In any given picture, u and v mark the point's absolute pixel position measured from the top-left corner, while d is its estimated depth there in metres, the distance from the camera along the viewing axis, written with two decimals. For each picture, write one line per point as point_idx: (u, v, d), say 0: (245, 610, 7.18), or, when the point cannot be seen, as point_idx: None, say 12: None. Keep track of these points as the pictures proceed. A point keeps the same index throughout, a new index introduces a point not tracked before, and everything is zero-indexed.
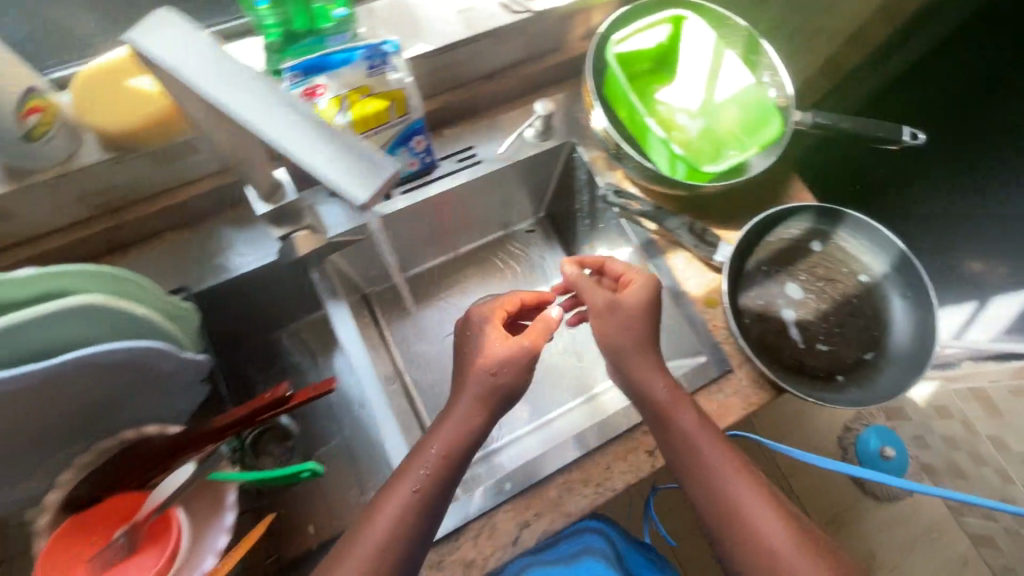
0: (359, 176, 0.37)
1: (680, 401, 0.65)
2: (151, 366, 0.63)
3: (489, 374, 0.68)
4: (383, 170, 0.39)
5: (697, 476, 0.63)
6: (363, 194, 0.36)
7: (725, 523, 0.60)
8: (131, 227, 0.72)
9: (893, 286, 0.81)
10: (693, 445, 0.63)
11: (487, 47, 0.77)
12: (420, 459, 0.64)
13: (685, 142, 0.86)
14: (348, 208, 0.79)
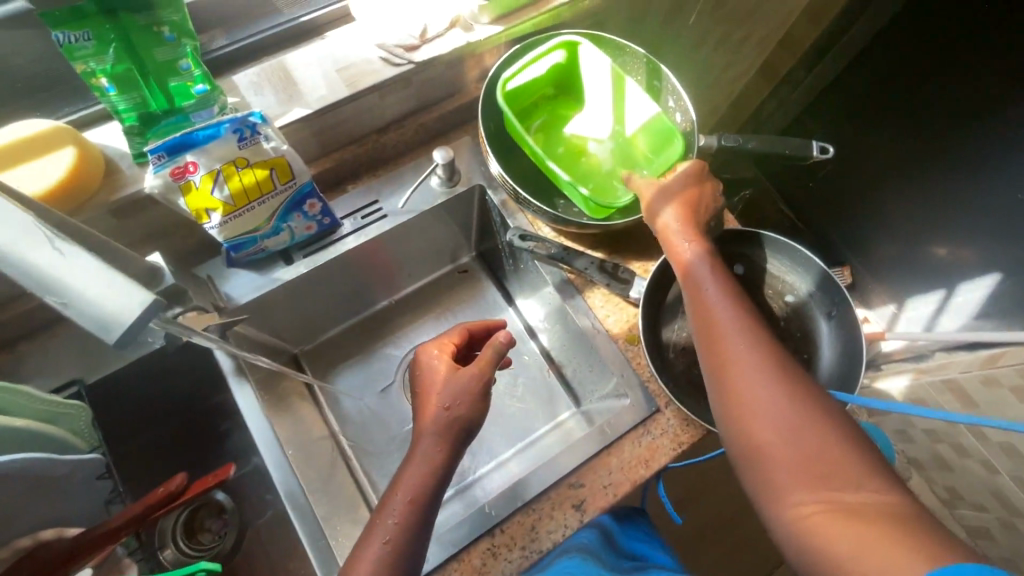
0: (111, 310, 0.40)
1: (712, 270, 0.63)
2: (33, 478, 0.59)
3: (444, 410, 0.61)
4: (137, 299, 0.41)
5: (706, 333, 0.59)
6: (118, 327, 0.40)
7: (721, 374, 0.56)
8: (18, 324, 0.69)
9: (818, 306, 0.77)
10: (708, 314, 0.60)
11: (374, 101, 0.75)
12: (387, 513, 0.57)
13: (595, 171, 0.85)
14: (250, 277, 0.78)
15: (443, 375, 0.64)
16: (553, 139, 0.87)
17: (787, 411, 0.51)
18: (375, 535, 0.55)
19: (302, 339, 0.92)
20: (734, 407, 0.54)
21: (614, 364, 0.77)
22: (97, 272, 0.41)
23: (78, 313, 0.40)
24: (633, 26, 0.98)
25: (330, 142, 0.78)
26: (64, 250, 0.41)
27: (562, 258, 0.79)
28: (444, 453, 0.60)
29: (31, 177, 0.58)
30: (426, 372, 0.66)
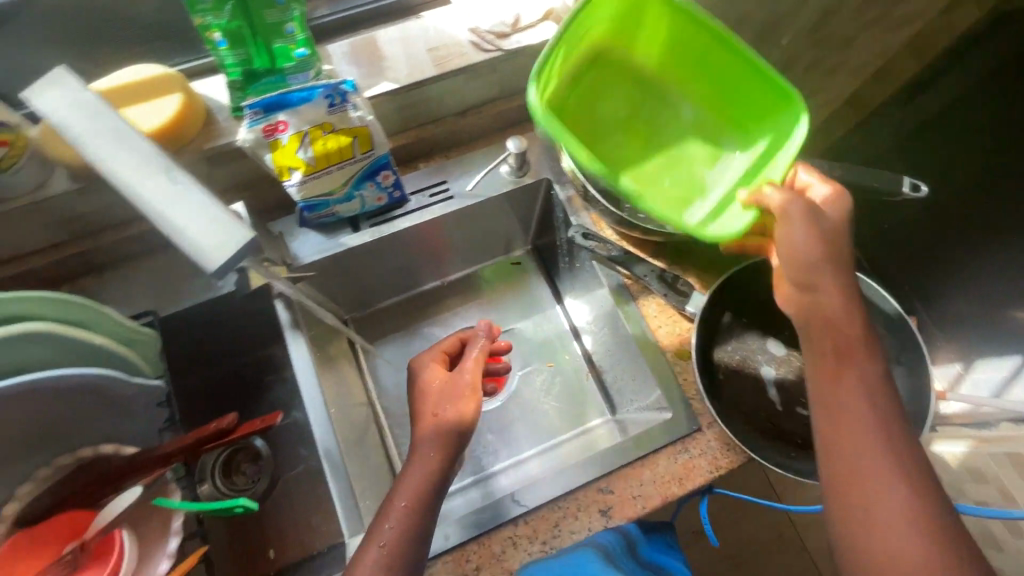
0: (216, 242, 0.42)
1: (850, 325, 0.59)
2: (107, 390, 0.64)
3: (434, 415, 0.64)
4: (240, 231, 0.42)
5: (833, 384, 0.58)
6: (218, 256, 0.41)
7: (842, 431, 0.56)
8: (106, 251, 0.75)
9: (887, 351, 0.73)
10: (839, 366, 0.58)
11: (457, 84, 0.77)
12: (388, 515, 0.58)
13: (664, 156, 0.73)
14: (317, 239, 0.81)
15: (433, 388, 0.67)
16: (610, 121, 0.75)
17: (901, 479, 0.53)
18: (380, 538, 0.57)
19: (356, 306, 0.94)
20: (850, 468, 0.54)
21: (661, 376, 0.75)
22: (201, 202, 0.43)
23: (182, 238, 0.41)
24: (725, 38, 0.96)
25: (409, 119, 0.80)
26: (176, 180, 0.43)
27: (623, 261, 0.78)
28: (440, 459, 0.61)
29: (141, 120, 0.62)
30: (423, 380, 0.68)
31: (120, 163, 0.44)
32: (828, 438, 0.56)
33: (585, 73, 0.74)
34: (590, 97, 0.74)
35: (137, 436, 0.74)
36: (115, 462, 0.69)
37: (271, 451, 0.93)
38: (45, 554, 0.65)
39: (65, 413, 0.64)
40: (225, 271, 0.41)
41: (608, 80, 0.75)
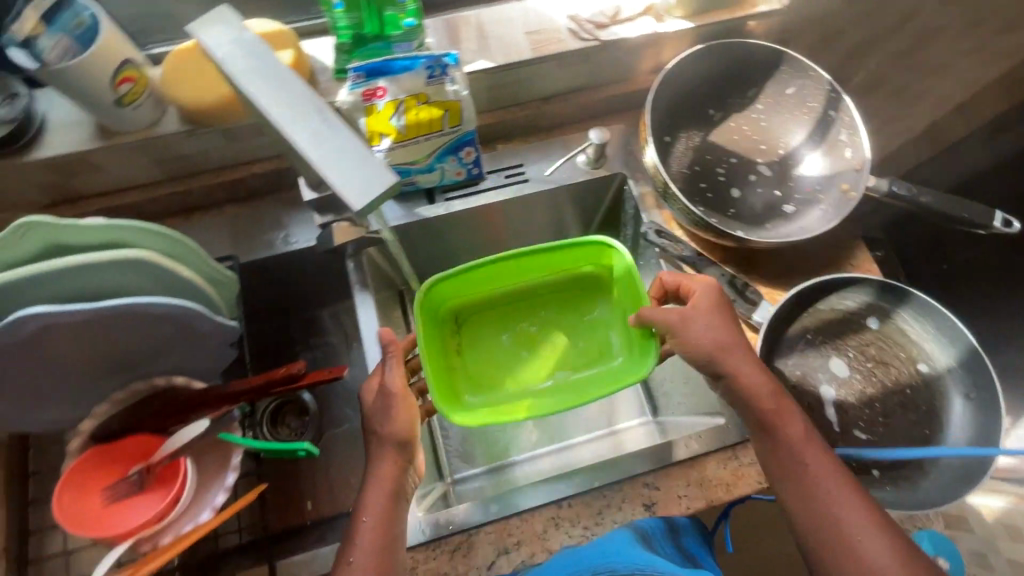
0: (364, 182, 0.39)
1: (795, 426, 0.61)
2: (189, 322, 0.66)
3: (376, 428, 0.61)
4: (383, 181, 0.38)
5: (784, 463, 0.60)
6: (364, 196, 0.38)
7: (810, 502, 0.58)
8: (197, 194, 0.79)
9: (955, 384, 0.72)
10: (790, 443, 0.60)
11: (550, 69, 0.78)
12: (361, 530, 0.57)
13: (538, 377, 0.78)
14: (392, 207, 0.83)
15: (374, 407, 0.62)
16: (495, 366, 0.79)
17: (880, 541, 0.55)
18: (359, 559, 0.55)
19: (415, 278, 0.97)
20: (828, 536, 0.56)
21: None
22: (349, 143, 0.41)
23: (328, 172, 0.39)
24: (815, 54, 0.96)
25: (497, 99, 0.82)
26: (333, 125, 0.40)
27: (693, 261, 0.78)
28: (395, 471, 0.59)
29: None
30: (360, 399, 0.63)
31: (269, 98, 0.42)
32: (795, 510, 0.58)
33: (460, 321, 0.80)
34: (511, 280, 0.79)
35: (206, 372, 0.78)
36: (184, 394, 0.72)
37: (319, 408, 0.95)
38: (114, 472, 0.69)
39: (148, 340, 0.66)
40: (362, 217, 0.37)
41: (508, 297, 0.82)
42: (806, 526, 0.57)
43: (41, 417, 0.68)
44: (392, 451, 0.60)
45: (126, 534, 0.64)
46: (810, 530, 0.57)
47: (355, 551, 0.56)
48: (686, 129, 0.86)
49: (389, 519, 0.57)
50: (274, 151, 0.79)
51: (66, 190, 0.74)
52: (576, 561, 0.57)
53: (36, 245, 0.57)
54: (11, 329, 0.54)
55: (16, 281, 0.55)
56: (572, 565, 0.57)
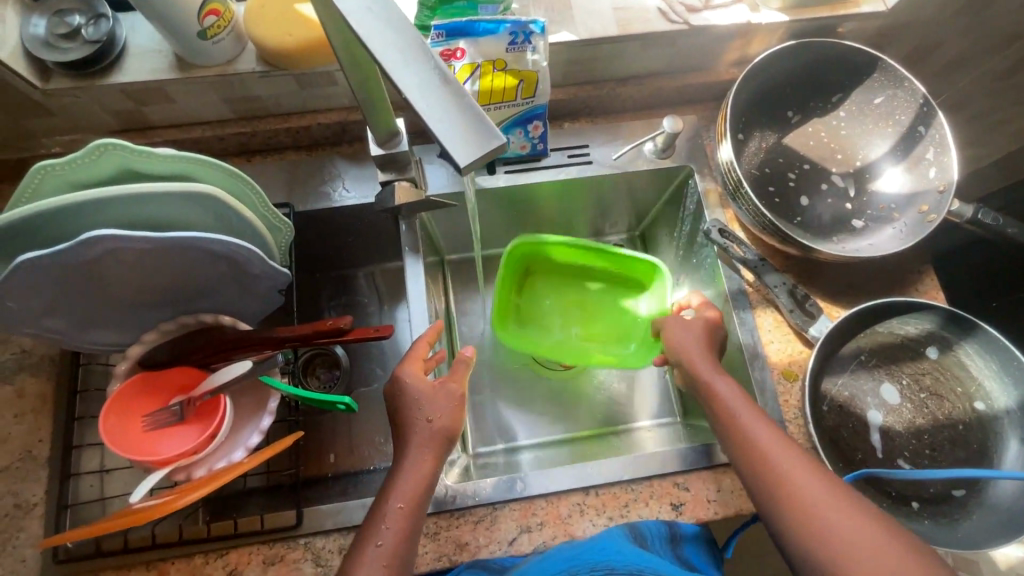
0: (471, 139, 0.36)
1: (747, 403, 0.63)
2: (245, 264, 0.66)
3: (427, 422, 0.62)
4: (489, 136, 0.36)
5: (736, 439, 0.60)
6: (471, 156, 0.35)
7: (767, 476, 0.56)
8: (261, 137, 0.79)
9: (1013, 427, 0.68)
10: (738, 421, 0.61)
11: (631, 50, 0.76)
12: (386, 516, 0.56)
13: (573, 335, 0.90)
14: (450, 174, 0.82)
15: (428, 402, 0.63)
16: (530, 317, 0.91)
17: (839, 502, 0.52)
18: (376, 545, 0.54)
19: (460, 247, 0.96)
20: (787, 506, 0.54)
21: (763, 390, 0.73)
22: (460, 98, 0.37)
23: (437, 127, 0.36)
24: (906, 65, 0.91)
25: (571, 74, 0.79)
26: (442, 69, 0.38)
27: (754, 265, 0.75)
28: (426, 466, 0.59)
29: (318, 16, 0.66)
30: (410, 390, 0.64)
31: (375, 35, 0.38)
32: (756, 486, 0.57)
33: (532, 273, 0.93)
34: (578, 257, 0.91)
35: (251, 314, 0.78)
36: (229, 333, 0.72)
37: (349, 363, 0.96)
38: (155, 401, 0.70)
39: (205, 274, 0.67)
40: (466, 172, 0.35)
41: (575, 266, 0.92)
42: (769, 500, 0.56)
43: (94, 337, 0.70)
44: (428, 445, 0.60)
45: (166, 462, 0.66)
46: (772, 503, 0.55)
47: (375, 536, 0.55)
48: (761, 130, 0.82)
49: (415, 512, 0.57)
50: (341, 103, 0.78)
51: (137, 117, 0.75)
52: (570, 557, 0.55)
53: (108, 168, 0.57)
54: (74, 252, 0.53)
55: (86, 202, 0.54)
56: (569, 562, 0.54)
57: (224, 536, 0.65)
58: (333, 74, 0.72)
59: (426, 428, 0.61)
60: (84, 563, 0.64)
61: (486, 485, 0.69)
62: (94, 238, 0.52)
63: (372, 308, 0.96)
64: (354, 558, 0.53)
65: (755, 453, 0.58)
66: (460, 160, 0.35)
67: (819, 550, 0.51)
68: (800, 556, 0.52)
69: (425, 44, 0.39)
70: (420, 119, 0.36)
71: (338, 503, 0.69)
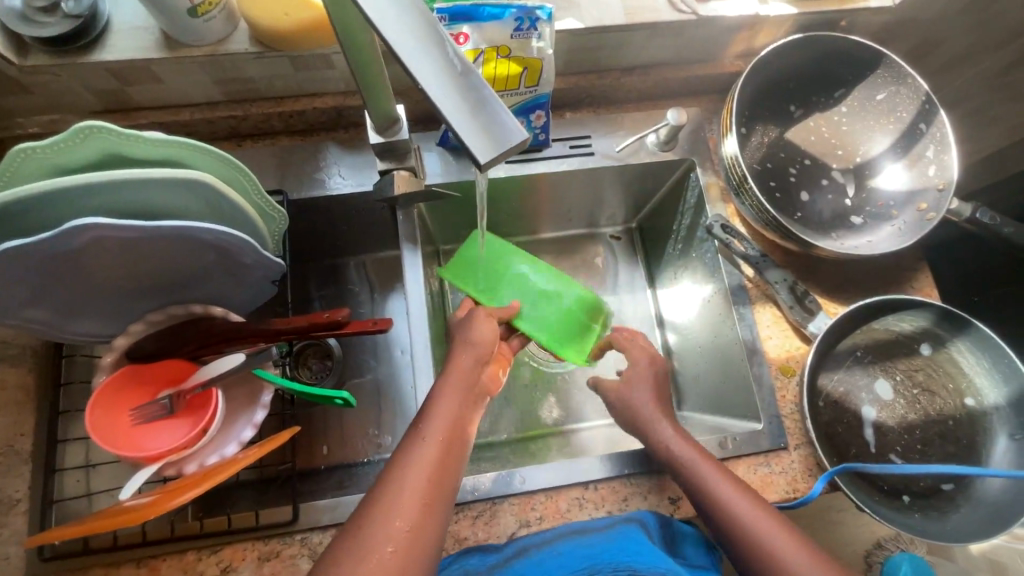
0: (492, 133, 0.35)
1: (704, 456, 0.62)
2: (238, 254, 0.64)
3: (477, 350, 0.65)
4: (510, 130, 0.35)
5: (704, 503, 0.59)
6: (490, 152, 0.34)
7: (739, 535, 0.55)
8: (254, 121, 0.76)
9: (1001, 423, 0.70)
10: (698, 476, 0.60)
11: (638, 39, 0.74)
12: (424, 441, 0.54)
13: None
14: (448, 162, 0.80)
15: (484, 344, 0.66)
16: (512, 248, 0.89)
17: (802, 548, 0.52)
18: (419, 468, 0.51)
19: (456, 237, 0.95)
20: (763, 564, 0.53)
21: (760, 386, 0.73)
22: (477, 89, 0.36)
23: (453, 120, 0.35)
24: (907, 61, 0.91)
25: (575, 63, 0.78)
26: (461, 59, 0.36)
27: (755, 261, 0.75)
28: (459, 399, 0.59)
29: None
30: (473, 332, 0.68)
31: (388, 18, 0.36)
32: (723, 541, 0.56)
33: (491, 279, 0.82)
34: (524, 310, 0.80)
35: (243, 305, 0.76)
36: (221, 325, 0.70)
37: (343, 354, 0.94)
38: (144, 393, 0.68)
39: (196, 264, 0.64)
40: (488, 167, 0.34)
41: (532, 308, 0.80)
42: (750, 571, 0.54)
43: (77, 328, 0.67)
44: (465, 379, 0.61)
45: (155, 457, 0.64)
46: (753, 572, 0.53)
47: (412, 461, 0.52)
48: (763, 124, 0.82)
49: (454, 444, 0.55)
50: (338, 87, 0.76)
51: (121, 97, 0.71)
52: (587, 556, 0.55)
53: (93, 151, 0.54)
54: (59, 241, 0.50)
55: (71, 188, 0.51)
56: (585, 559, 0.55)
57: (217, 532, 0.64)
58: (330, 57, 0.69)
59: (469, 361, 0.64)
60: (70, 559, 0.62)
61: (486, 480, 0.69)
62: (82, 226, 0.50)
63: (366, 299, 0.94)
64: (397, 481, 0.50)
65: (719, 512, 0.57)
66: (479, 157, 0.34)
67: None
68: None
69: (442, 30, 0.37)
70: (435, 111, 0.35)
71: (335, 498, 0.68)
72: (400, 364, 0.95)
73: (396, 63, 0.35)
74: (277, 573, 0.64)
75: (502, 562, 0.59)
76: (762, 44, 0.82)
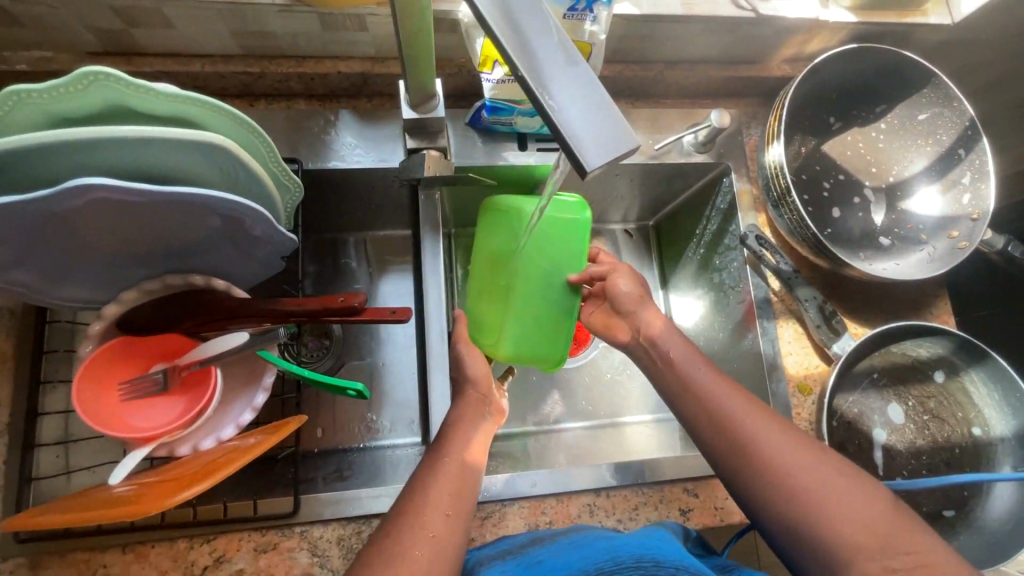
0: (601, 133, 0.32)
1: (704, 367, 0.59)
2: (251, 228, 0.58)
3: None
4: (620, 135, 0.32)
5: (712, 422, 0.55)
6: (596, 155, 0.31)
7: (743, 454, 0.52)
8: (271, 81, 0.71)
9: (1006, 455, 0.71)
10: (703, 392, 0.57)
11: (690, 32, 0.71)
12: (438, 470, 0.54)
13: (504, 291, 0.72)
14: (477, 142, 0.75)
15: None
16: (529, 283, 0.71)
17: (811, 461, 0.50)
18: (437, 499, 0.51)
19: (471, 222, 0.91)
20: (767, 484, 0.50)
21: (778, 401, 0.72)
22: (586, 81, 0.33)
23: (557, 112, 0.31)
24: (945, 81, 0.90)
25: (620, 51, 0.74)
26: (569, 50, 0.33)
27: (786, 276, 0.75)
28: None
29: None
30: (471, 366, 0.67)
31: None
32: (725, 461, 0.53)
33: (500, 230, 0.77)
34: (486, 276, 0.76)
35: (246, 278, 0.71)
36: (224, 301, 0.65)
37: (342, 334, 0.90)
38: (135, 368, 0.64)
39: (203, 234, 0.58)
40: (593, 174, 0.31)
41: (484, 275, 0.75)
42: (757, 493, 0.51)
43: (64, 293, 0.61)
44: (472, 406, 0.61)
45: (149, 438, 0.60)
46: (747, 478, 0.51)
47: (428, 489, 0.52)
48: (802, 134, 0.80)
49: (467, 480, 0.54)
50: (369, 52, 0.71)
51: (124, 39, 0.65)
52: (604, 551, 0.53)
53: (95, 101, 0.47)
54: (56, 199, 0.45)
55: (72, 142, 0.45)
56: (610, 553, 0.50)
57: (212, 521, 0.60)
58: (364, 18, 0.64)
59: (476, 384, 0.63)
60: (49, 542, 0.58)
61: (496, 480, 0.67)
62: (84, 185, 0.44)
63: (371, 278, 0.90)
64: None
65: (722, 428, 0.54)
66: (584, 162, 0.31)
67: (802, 523, 0.48)
68: (782, 533, 0.50)
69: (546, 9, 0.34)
70: (534, 102, 0.31)
71: (338, 491, 0.65)
72: (402, 349, 0.91)
73: (491, 41, 0.32)
74: (274, 565, 0.61)
75: (517, 551, 0.56)
76: (814, 51, 0.80)
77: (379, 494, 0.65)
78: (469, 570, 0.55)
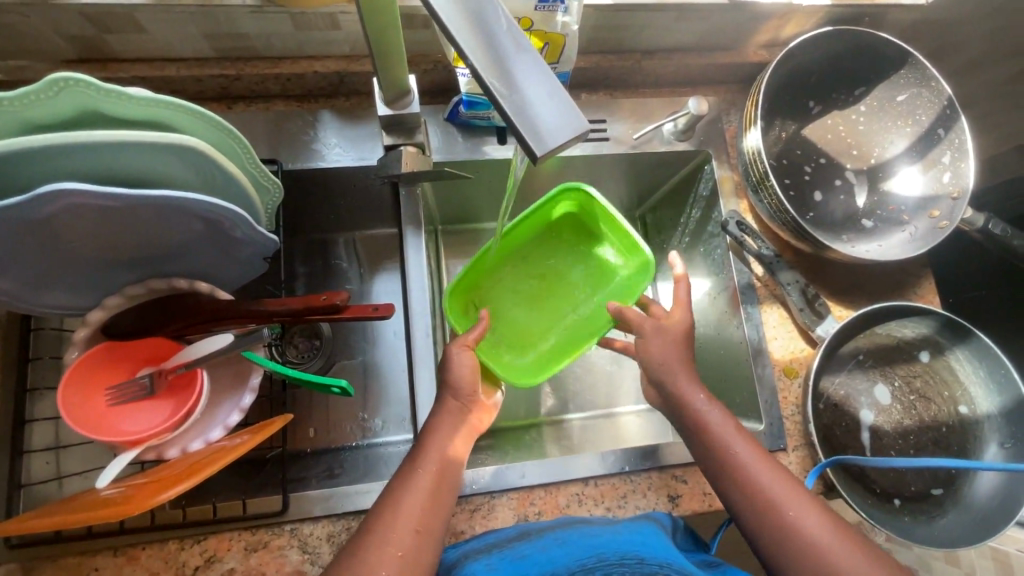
0: (551, 114, 0.32)
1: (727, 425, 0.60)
2: (229, 229, 0.59)
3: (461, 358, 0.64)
4: (574, 116, 0.32)
5: (733, 486, 0.57)
6: (550, 140, 0.31)
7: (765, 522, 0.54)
8: (247, 82, 0.71)
9: (993, 431, 0.71)
10: (727, 450, 0.58)
11: (665, 20, 0.71)
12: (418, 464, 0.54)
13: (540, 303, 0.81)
14: (457, 138, 0.76)
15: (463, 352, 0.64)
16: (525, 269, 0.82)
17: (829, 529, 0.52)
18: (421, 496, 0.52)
19: (457, 218, 0.91)
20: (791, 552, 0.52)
21: (764, 385, 0.72)
22: (540, 69, 0.33)
23: (509, 103, 0.31)
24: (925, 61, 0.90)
25: (596, 42, 0.74)
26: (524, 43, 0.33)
27: (768, 260, 0.75)
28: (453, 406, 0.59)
29: None
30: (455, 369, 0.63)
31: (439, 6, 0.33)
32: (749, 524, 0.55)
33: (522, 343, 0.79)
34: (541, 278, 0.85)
35: (230, 280, 0.71)
36: (207, 303, 0.65)
37: (332, 334, 0.90)
38: (122, 373, 0.64)
39: (182, 237, 0.59)
40: (547, 156, 0.31)
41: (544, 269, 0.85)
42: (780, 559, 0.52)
43: (48, 301, 0.62)
44: (455, 404, 0.61)
45: (135, 442, 0.60)
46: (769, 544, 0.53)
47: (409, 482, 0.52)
48: (781, 119, 0.80)
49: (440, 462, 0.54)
50: (346, 51, 0.71)
51: (101, 47, 0.65)
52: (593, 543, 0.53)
53: (66, 107, 0.47)
54: (29, 206, 0.45)
55: (42, 150, 0.45)
56: (591, 549, 0.51)
57: (201, 521, 0.61)
58: (336, 17, 0.65)
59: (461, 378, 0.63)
60: (41, 547, 0.59)
61: (483, 473, 0.67)
62: (57, 191, 0.44)
63: (359, 277, 0.90)
64: None
65: (748, 494, 0.55)
66: (535, 145, 0.31)
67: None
68: None
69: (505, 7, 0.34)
70: (491, 95, 0.32)
71: (327, 488, 0.65)
72: (392, 348, 0.91)
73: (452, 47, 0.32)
74: (265, 563, 0.61)
75: (503, 542, 0.57)
76: (790, 35, 0.80)
77: (368, 490, 0.65)
78: (454, 563, 0.55)
